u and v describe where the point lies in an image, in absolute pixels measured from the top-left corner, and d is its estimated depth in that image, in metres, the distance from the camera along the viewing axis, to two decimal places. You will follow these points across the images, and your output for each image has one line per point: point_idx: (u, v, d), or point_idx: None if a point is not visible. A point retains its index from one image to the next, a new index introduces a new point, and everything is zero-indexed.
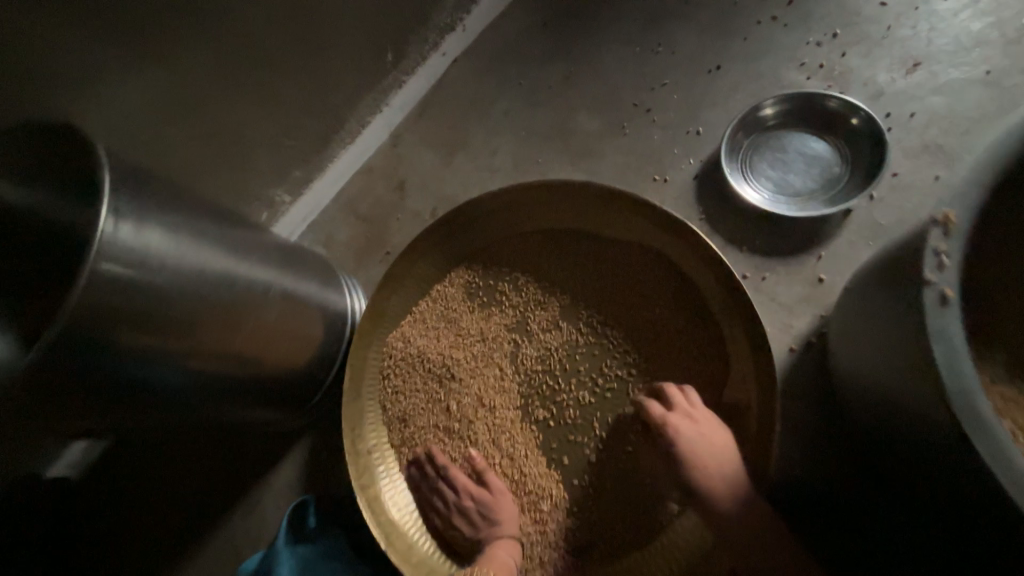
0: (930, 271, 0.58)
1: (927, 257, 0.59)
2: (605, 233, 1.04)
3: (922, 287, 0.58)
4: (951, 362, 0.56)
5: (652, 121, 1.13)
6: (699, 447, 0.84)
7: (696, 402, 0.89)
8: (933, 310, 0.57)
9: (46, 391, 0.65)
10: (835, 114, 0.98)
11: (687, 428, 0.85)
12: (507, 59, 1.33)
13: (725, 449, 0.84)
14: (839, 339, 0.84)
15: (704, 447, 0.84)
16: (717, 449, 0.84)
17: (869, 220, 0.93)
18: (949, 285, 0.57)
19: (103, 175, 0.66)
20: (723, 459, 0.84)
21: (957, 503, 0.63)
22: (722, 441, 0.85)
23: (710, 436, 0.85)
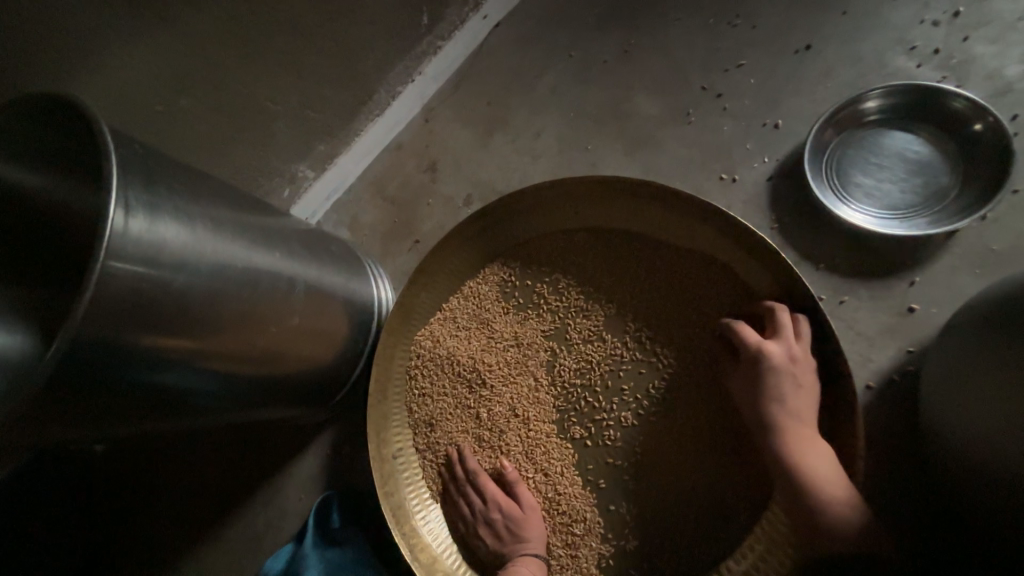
0: None
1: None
2: (663, 238, 0.93)
3: None
4: None
5: (722, 110, 0.99)
6: (787, 379, 0.78)
7: (802, 334, 0.79)
8: None
9: (58, 404, 0.59)
10: (954, 115, 0.84)
11: (781, 361, 0.78)
12: (557, 26, 1.17)
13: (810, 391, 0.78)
14: (931, 380, 0.75)
15: (797, 386, 0.78)
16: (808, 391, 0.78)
17: (978, 242, 0.83)
18: None
19: (109, 152, 0.56)
20: (811, 401, 0.78)
21: None
22: (815, 382, 0.78)
23: (807, 374, 0.78)
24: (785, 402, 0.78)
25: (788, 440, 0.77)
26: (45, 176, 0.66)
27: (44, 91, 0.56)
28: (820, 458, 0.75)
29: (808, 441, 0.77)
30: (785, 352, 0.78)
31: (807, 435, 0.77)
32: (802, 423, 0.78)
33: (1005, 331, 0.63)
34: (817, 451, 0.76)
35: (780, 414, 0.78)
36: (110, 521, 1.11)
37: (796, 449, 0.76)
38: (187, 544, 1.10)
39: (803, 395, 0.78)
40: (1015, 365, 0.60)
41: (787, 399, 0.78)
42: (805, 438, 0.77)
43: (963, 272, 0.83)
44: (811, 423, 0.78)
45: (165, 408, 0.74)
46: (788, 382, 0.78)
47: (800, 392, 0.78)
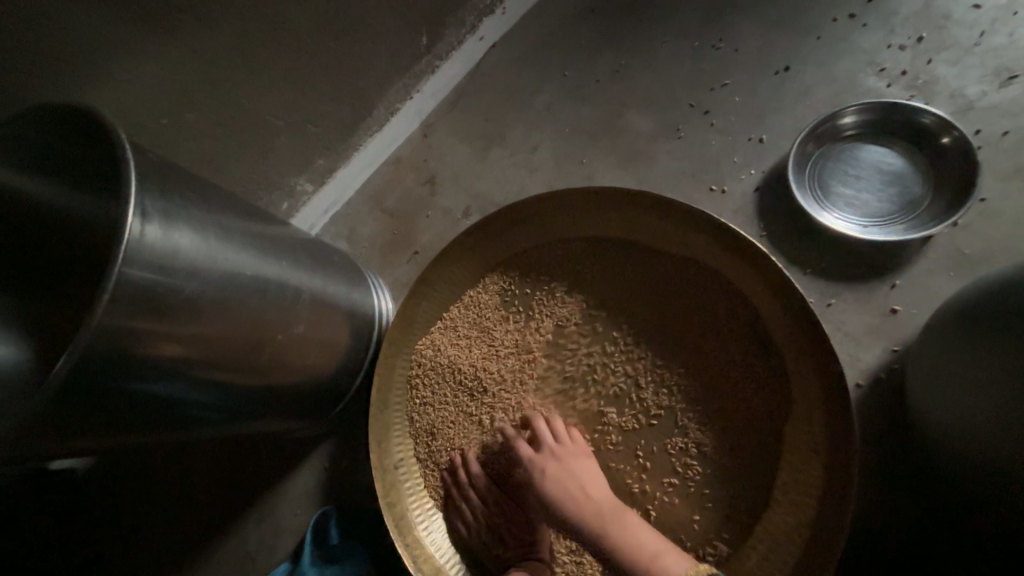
0: None
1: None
2: (660, 247, 0.96)
3: None
4: None
5: (709, 125, 1.05)
6: (570, 477, 0.86)
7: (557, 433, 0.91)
8: None
9: (63, 415, 0.59)
10: (924, 131, 0.90)
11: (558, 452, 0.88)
12: (551, 47, 1.23)
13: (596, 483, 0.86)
14: (919, 379, 0.79)
15: (573, 466, 0.87)
16: (603, 485, 0.86)
17: (951, 247, 0.88)
18: None
19: (128, 162, 0.57)
20: (604, 487, 0.87)
21: None
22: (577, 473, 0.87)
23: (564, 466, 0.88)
24: (587, 499, 0.84)
25: (608, 527, 0.82)
26: (53, 191, 0.68)
27: (55, 104, 0.56)
28: (644, 532, 0.81)
29: (623, 518, 0.83)
30: (560, 436, 0.90)
31: (619, 513, 0.83)
32: (607, 511, 0.83)
33: (980, 328, 0.67)
34: (638, 524, 0.82)
35: (594, 515, 0.83)
36: (95, 540, 1.08)
37: (621, 539, 0.80)
38: (176, 564, 1.06)
39: (591, 488, 0.86)
40: (993, 359, 0.64)
41: (577, 500, 0.85)
42: (620, 515, 0.83)
43: (939, 275, 0.87)
44: (615, 506, 0.84)
45: (163, 419, 0.73)
46: (568, 461, 0.88)
47: (591, 480, 0.86)
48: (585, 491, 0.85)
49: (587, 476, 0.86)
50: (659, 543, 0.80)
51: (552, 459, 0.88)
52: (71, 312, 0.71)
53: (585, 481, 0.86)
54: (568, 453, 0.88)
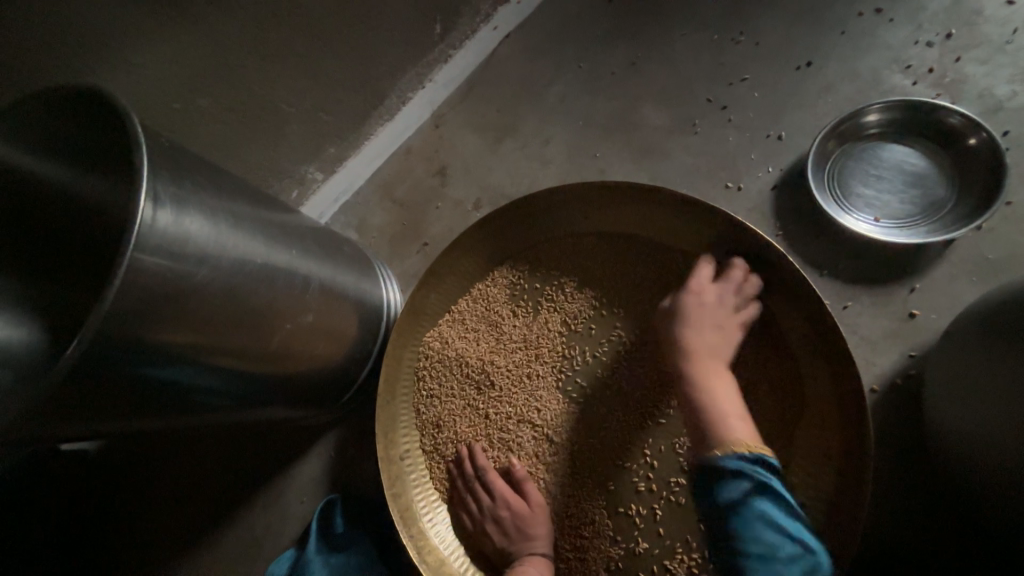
0: None
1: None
2: (673, 244, 0.95)
3: None
4: None
5: (727, 121, 1.03)
6: (694, 318, 0.84)
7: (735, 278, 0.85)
8: None
9: (74, 398, 0.60)
10: (949, 131, 0.88)
11: (709, 300, 0.85)
12: (566, 37, 1.21)
13: (732, 331, 0.84)
14: (936, 386, 0.77)
15: (702, 316, 0.84)
16: (724, 338, 0.83)
17: (974, 251, 0.86)
18: None
19: (141, 148, 0.56)
20: (726, 349, 0.84)
21: None
22: (733, 328, 0.84)
23: (732, 324, 0.84)
24: (698, 344, 0.83)
25: (694, 379, 0.82)
26: (59, 171, 0.67)
27: (73, 87, 0.56)
28: (730, 396, 0.80)
29: (723, 378, 0.81)
30: (718, 299, 0.84)
31: (719, 372, 0.82)
32: (710, 365, 0.82)
33: (1005, 335, 0.65)
34: (729, 387, 0.81)
35: (693, 356, 0.83)
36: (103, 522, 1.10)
37: (703, 383, 0.81)
38: (182, 546, 1.08)
39: (704, 333, 0.83)
40: (1016, 365, 0.62)
41: (691, 341, 0.83)
42: (723, 377, 0.81)
43: (961, 280, 0.85)
44: (724, 364, 0.83)
45: (171, 405, 0.74)
46: (697, 314, 0.85)
47: (718, 336, 0.83)
48: (695, 340, 0.83)
49: (707, 320, 0.84)
50: (734, 411, 0.78)
51: (695, 302, 0.85)
52: (81, 295, 0.72)
53: (706, 324, 0.84)
54: (700, 308, 0.85)
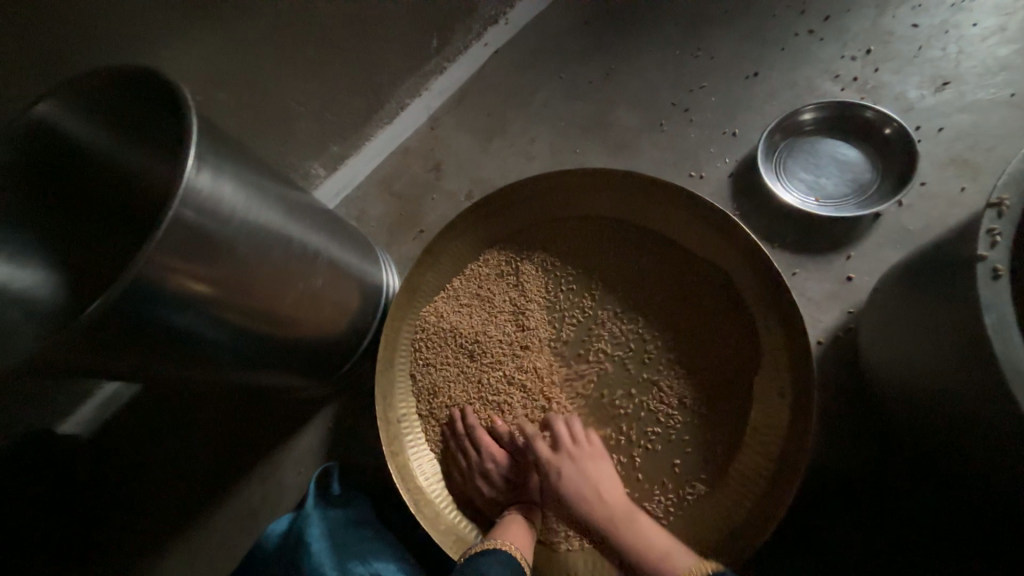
0: (983, 249, 0.58)
1: (979, 236, 0.59)
2: (647, 224, 1.07)
3: (975, 264, 0.59)
4: (1003, 333, 0.57)
5: (689, 121, 1.18)
6: (587, 483, 0.90)
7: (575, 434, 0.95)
8: (986, 287, 0.58)
9: (111, 333, 0.67)
10: (870, 125, 1.03)
11: (569, 448, 0.93)
12: (548, 53, 1.37)
13: (607, 475, 0.92)
14: (869, 335, 0.89)
15: (588, 469, 0.91)
16: (615, 480, 0.92)
17: (897, 224, 1.00)
18: (1002, 260, 0.57)
19: (193, 115, 0.66)
20: (620, 488, 0.92)
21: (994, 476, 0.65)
22: (603, 467, 0.92)
23: (575, 461, 0.92)
24: (602, 499, 0.89)
25: (610, 529, 0.87)
26: (102, 136, 0.76)
27: (136, 73, 0.66)
28: (653, 530, 0.86)
29: (638, 519, 0.87)
30: (577, 451, 0.93)
31: (632, 519, 0.87)
32: (620, 513, 0.87)
33: (917, 282, 0.77)
34: (649, 522, 0.87)
35: (605, 513, 0.88)
36: (111, 492, 1.16)
37: (636, 538, 0.85)
38: (184, 516, 1.13)
39: (608, 484, 0.91)
40: (925, 304, 0.73)
41: (588, 502, 0.89)
42: (633, 518, 0.87)
43: (888, 248, 0.98)
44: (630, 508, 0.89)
45: (190, 355, 0.80)
46: (584, 464, 0.92)
47: (607, 486, 0.90)
48: (600, 491, 0.90)
49: (606, 474, 0.92)
50: (666, 541, 0.85)
51: (579, 456, 0.92)
52: (121, 246, 0.83)
53: (603, 480, 0.91)
54: (587, 456, 0.93)
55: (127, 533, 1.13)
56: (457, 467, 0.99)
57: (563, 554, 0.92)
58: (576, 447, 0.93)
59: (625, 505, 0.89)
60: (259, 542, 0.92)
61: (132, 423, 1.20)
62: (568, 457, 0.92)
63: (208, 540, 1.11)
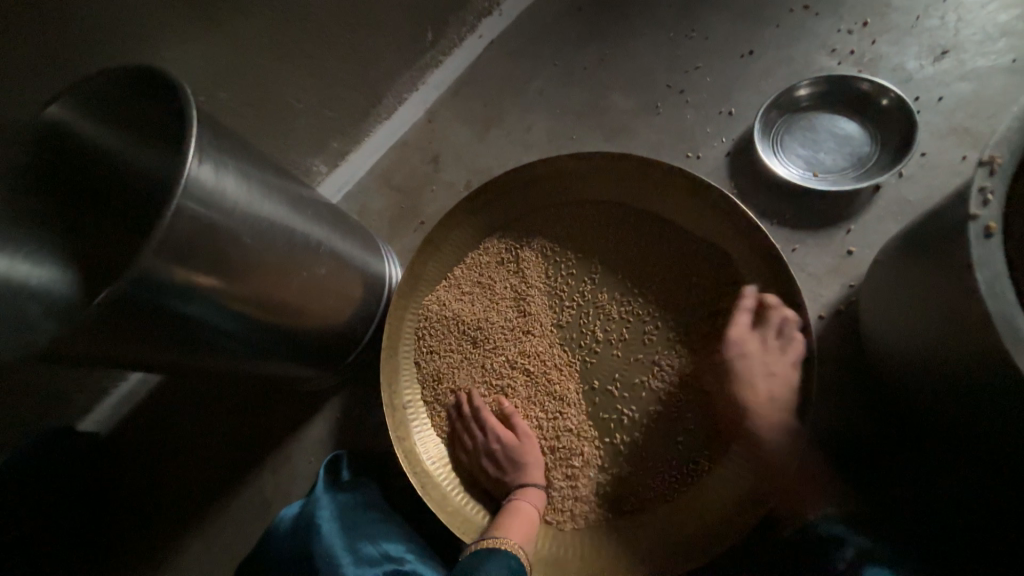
0: (975, 206, 0.58)
1: (970, 195, 0.59)
2: (645, 206, 1.07)
3: (967, 222, 0.58)
4: (995, 290, 0.56)
5: (685, 102, 1.18)
6: (748, 380, 0.89)
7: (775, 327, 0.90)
8: (978, 244, 0.57)
9: (122, 323, 0.69)
10: (868, 97, 1.02)
11: (758, 344, 0.90)
12: (543, 41, 1.37)
13: (783, 374, 0.88)
14: (869, 308, 0.89)
15: (750, 367, 0.90)
16: (782, 385, 0.88)
17: (897, 196, 0.99)
18: (995, 217, 0.57)
19: (193, 109, 0.67)
20: (783, 392, 0.88)
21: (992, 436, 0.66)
22: (786, 368, 0.88)
23: (776, 360, 0.89)
24: (760, 398, 0.88)
25: (765, 431, 0.87)
26: (114, 137, 0.79)
27: (140, 70, 0.68)
28: (789, 457, 0.85)
29: (786, 434, 0.86)
30: (759, 347, 0.90)
31: (785, 423, 0.86)
32: (777, 413, 0.87)
33: (917, 249, 0.77)
34: (784, 442, 0.85)
35: (753, 412, 0.88)
36: (132, 485, 1.20)
37: (773, 446, 0.86)
38: (200, 506, 1.16)
39: (774, 387, 0.88)
40: (923, 272, 0.73)
41: (752, 403, 0.89)
42: (780, 427, 0.86)
43: (888, 221, 0.98)
44: (788, 410, 0.87)
45: (198, 345, 0.83)
46: (763, 362, 0.89)
47: (771, 385, 0.88)
48: (756, 392, 0.89)
49: (768, 375, 0.89)
50: (798, 470, 0.86)
51: (752, 360, 0.90)
52: (124, 241, 0.85)
53: (759, 381, 0.89)
54: (760, 356, 0.90)
55: (146, 524, 1.17)
56: (463, 451, 1.00)
57: (568, 533, 0.93)
58: (765, 345, 0.90)
59: (784, 409, 0.87)
60: (272, 527, 0.95)
61: (149, 417, 1.23)
62: (761, 356, 0.90)
63: (225, 529, 1.14)
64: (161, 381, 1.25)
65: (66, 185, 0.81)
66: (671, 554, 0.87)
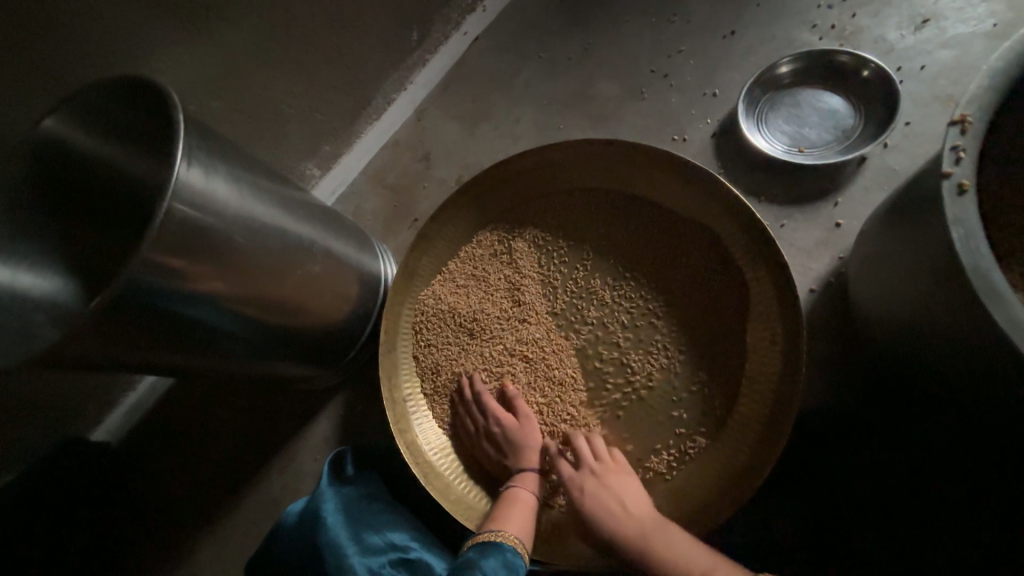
0: (947, 165, 0.59)
1: (943, 154, 0.60)
2: (634, 190, 1.08)
3: (941, 181, 0.59)
4: (969, 245, 0.57)
5: (669, 86, 1.18)
6: (615, 503, 0.86)
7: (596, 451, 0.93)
8: (951, 201, 0.58)
9: (122, 327, 0.71)
10: (849, 70, 1.03)
11: (593, 461, 0.91)
12: (527, 34, 1.38)
13: (636, 493, 0.88)
14: (858, 278, 0.89)
15: (616, 488, 0.88)
16: (642, 497, 0.88)
17: (883, 167, 0.99)
18: (966, 175, 0.58)
19: (178, 113, 0.69)
20: (648, 502, 0.87)
21: (982, 396, 0.66)
22: (626, 481, 0.89)
23: (608, 472, 0.90)
24: (627, 509, 0.85)
25: (646, 545, 0.80)
26: (104, 146, 0.80)
27: (129, 79, 0.69)
28: (689, 546, 0.79)
29: (670, 536, 0.80)
30: (592, 458, 0.92)
31: (665, 531, 0.81)
32: (649, 525, 0.83)
33: (901, 216, 0.77)
34: (682, 540, 0.80)
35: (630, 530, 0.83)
36: (145, 491, 1.23)
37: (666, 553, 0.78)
38: (211, 509, 1.18)
39: (641, 500, 0.87)
40: (908, 238, 0.74)
41: (623, 514, 0.84)
42: (666, 529, 0.81)
43: (875, 192, 0.98)
44: (660, 521, 0.83)
45: (199, 346, 0.84)
46: (608, 475, 0.89)
47: (634, 500, 0.86)
48: (628, 514, 0.84)
49: (630, 488, 0.88)
50: (703, 560, 0.76)
51: (595, 479, 0.89)
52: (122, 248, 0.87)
53: (632, 496, 0.87)
54: (605, 472, 0.90)
55: (160, 528, 1.19)
56: (465, 440, 1.02)
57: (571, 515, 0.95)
58: (600, 460, 0.91)
59: (651, 518, 0.84)
60: (279, 523, 0.96)
61: (158, 423, 1.26)
62: (598, 469, 0.90)
63: (237, 529, 1.16)
64: (169, 387, 1.28)
65: (61, 196, 0.83)
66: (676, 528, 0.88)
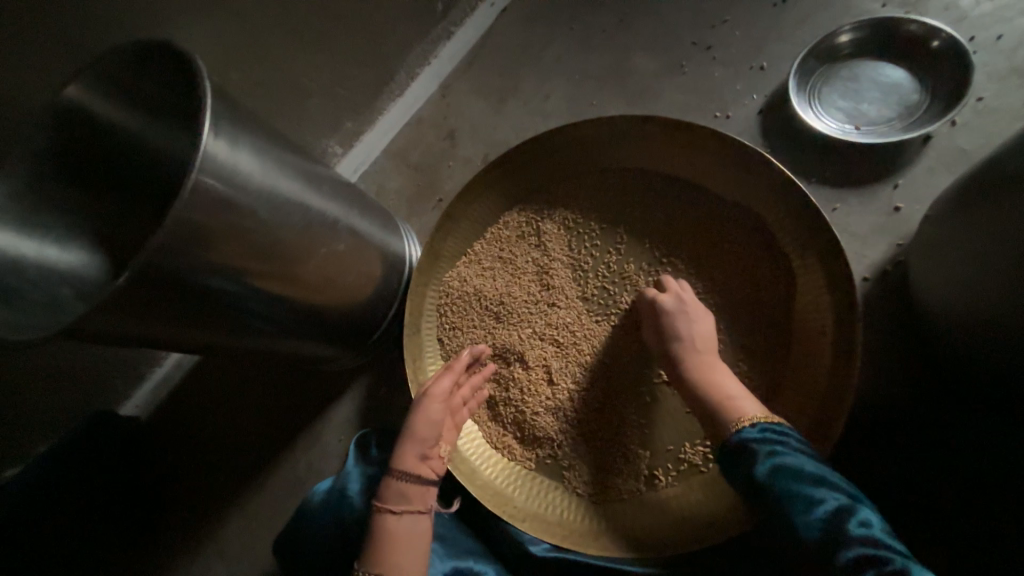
0: None
1: None
2: (674, 171, 1.02)
3: None
4: None
5: (712, 59, 1.11)
6: (684, 329, 0.88)
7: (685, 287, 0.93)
8: None
9: (148, 304, 0.69)
10: (916, 40, 0.95)
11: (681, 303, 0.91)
12: (559, 3, 1.31)
13: (708, 332, 0.90)
14: (919, 267, 0.84)
15: (693, 320, 0.90)
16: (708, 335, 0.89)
17: (951, 146, 0.93)
18: None
19: (205, 81, 0.65)
20: (712, 341, 0.89)
21: None
22: (705, 321, 0.90)
23: (696, 313, 0.90)
24: (696, 340, 0.88)
25: (704, 370, 0.85)
26: (127, 117, 0.77)
27: (149, 42, 0.66)
28: (730, 383, 0.83)
29: (719, 370, 0.85)
30: (680, 301, 0.91)
31: (717, 364, 0.87)
32: (707, 357, 0.87)
33: (975, 199, 0.71)
34: (727, 375, 0.85)
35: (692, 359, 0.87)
36: (171, 466, 1.24)
37: (711, 380, 0.84)
38: (236, 485, 1.19)
39: (706, 337, 0.88)
40: (985, 223, 0.67)
41: (690, 346, 0.87)
42: (717, 365, 0.86)
43: (941, 173, 0.92)
44: (715, 358, 0.88)
45: (228, 322, 0.83)
46: (686, 314, 0.90)
47: (702, 333, 0.89)
48: (694, 336, 0.88)
49: (704, 328, 0.89)
50: (740, 394, 0.82)
51: (667, 307, 0.91)
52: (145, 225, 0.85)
53: (705, 336, 0.89)
54: (688, 312, 0.90)
55: (185, 503, 1.21)
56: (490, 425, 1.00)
57: (601, 505, 0.92)
58: (687, 309, 0.90)
59: (712, 353, 0.88)
60: (305, 502, 0.96)
61: (182, 401, 1.26)
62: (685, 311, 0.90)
63: (262, 506, 1.17)
64: (192, 365, 1.28)
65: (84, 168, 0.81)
66: (722, 518, 0.84)
